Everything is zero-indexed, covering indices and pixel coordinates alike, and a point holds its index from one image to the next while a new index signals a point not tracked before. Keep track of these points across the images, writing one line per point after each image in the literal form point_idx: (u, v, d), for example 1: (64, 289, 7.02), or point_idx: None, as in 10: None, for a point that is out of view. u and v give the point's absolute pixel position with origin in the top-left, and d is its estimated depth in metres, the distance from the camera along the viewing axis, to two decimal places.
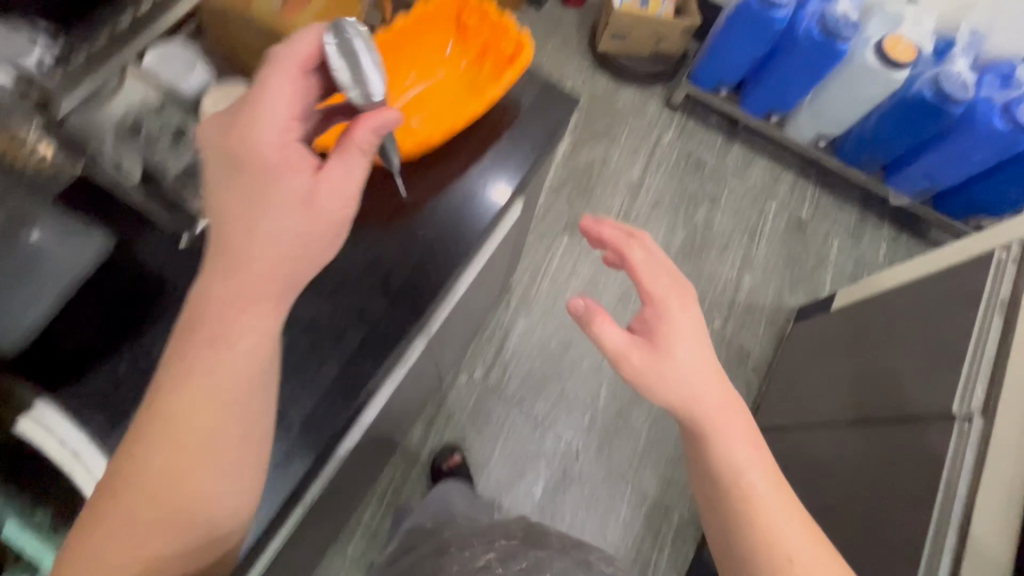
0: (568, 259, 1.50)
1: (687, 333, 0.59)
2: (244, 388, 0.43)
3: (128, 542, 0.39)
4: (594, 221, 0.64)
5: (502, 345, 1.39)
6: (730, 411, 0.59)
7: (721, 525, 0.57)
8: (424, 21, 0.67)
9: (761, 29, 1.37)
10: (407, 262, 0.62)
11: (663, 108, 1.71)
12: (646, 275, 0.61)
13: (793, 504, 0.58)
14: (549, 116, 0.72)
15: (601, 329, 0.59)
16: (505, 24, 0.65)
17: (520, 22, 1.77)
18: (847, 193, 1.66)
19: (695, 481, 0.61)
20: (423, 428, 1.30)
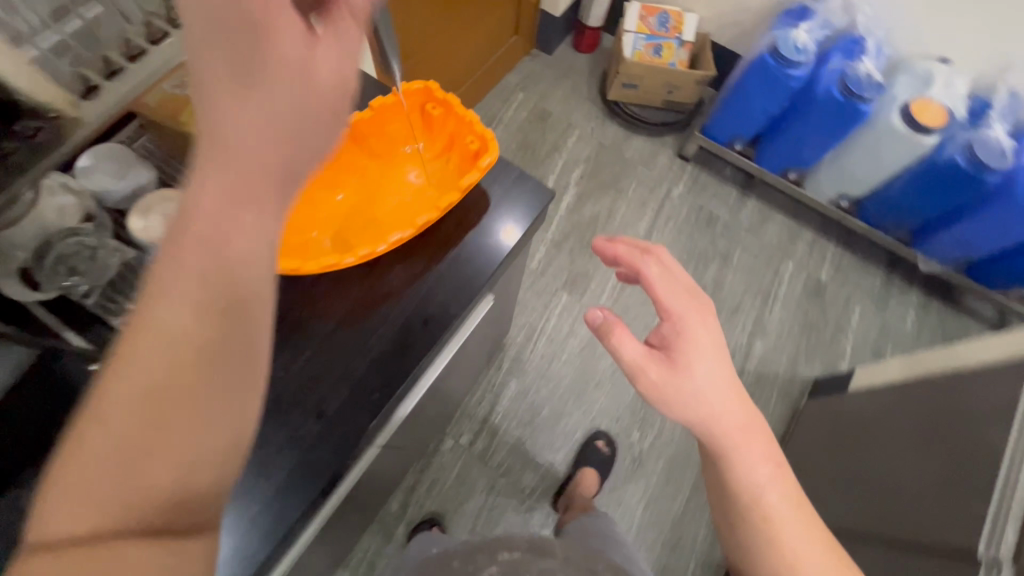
0: (567, 318, 1.43)
1: (706, 350, 0.59)
2: (248, 291, 0.28)
3: (91, 513, 0.25)
4: (606, 241, 0.65)
5: (492, 408, 1.33)
6: (756, 436, 0.58)
7: (746, 552, 0.57)
8: (386, 114, 0.60)
9: (778, 87, 1.29)
10: (347, 382, 0.57)
11: (675, 158, 1.64)
12: (660, 288, 0.61)
13: (819, 535, 0.58)
14: (517, 213, 0.66)
15: (618, 340, 0.59)
16: (470, 121, 0.60)
17: (530, 67, 1.73)
18: (872, 254, 1.55)
19: (717, 507, 0.60)
20: (403, 496, 1.24)
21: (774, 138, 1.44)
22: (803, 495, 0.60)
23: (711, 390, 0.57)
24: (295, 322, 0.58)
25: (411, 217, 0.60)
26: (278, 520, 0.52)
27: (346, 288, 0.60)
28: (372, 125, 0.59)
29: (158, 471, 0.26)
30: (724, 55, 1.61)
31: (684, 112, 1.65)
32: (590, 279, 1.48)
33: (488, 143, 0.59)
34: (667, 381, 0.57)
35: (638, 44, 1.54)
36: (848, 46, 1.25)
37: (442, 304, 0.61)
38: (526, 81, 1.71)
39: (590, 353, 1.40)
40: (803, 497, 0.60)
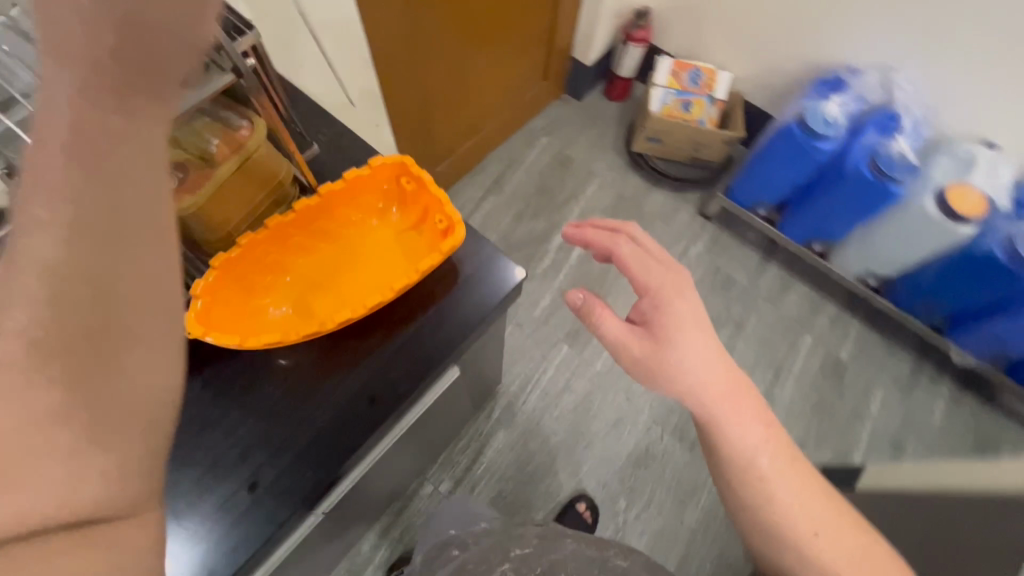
0: (564, 371, 1.39)
1: (685, 321, 0.61)
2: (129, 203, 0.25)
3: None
4: (579, 224, 0.69)
5: (476, 457, 1.30)
6: (741, 393, 0.61)
7: (743, 501, 0.62)
8: (358, 186, 0.60)
9: (804, 158, 1.24)
10: (286, 453, 0.57)
11: (696, 215, 1.60)
12: (634, 267, 0.65)
13: (808, 481, 0.62)
14: (483, 293, 0.65)
15: (601, 322, 0.64)
16: (441, 201, 0.60)
17: (558, 111, 1.73)
18: (900, 336, 1.45)
19: (712, 464, 0.65)
20: (376, 538, 1.22)
21: (799, 207, 1.38)
22: (791, 443, 0.63)
23: (692, 355, 0.60)
24: (242, 389, 0.58)
25: (374, 290, 0.59)
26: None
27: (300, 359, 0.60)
28: (343, 196, 0.59)
29: (54, 449, 0.22)
30: (756, 115, 1.56)
31: (710, 169, 1.61)
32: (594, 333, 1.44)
33: (456, 224, 0.59)
34: (649, 355, 0.61)
35: (667, 98, 1.51)
36: (883, 121, 1.19)
37: (395, 380, 0.61)
38: (552, 126, 1.71)
39: (585, 411, 1.35)
40: (791, 444, 0.63)
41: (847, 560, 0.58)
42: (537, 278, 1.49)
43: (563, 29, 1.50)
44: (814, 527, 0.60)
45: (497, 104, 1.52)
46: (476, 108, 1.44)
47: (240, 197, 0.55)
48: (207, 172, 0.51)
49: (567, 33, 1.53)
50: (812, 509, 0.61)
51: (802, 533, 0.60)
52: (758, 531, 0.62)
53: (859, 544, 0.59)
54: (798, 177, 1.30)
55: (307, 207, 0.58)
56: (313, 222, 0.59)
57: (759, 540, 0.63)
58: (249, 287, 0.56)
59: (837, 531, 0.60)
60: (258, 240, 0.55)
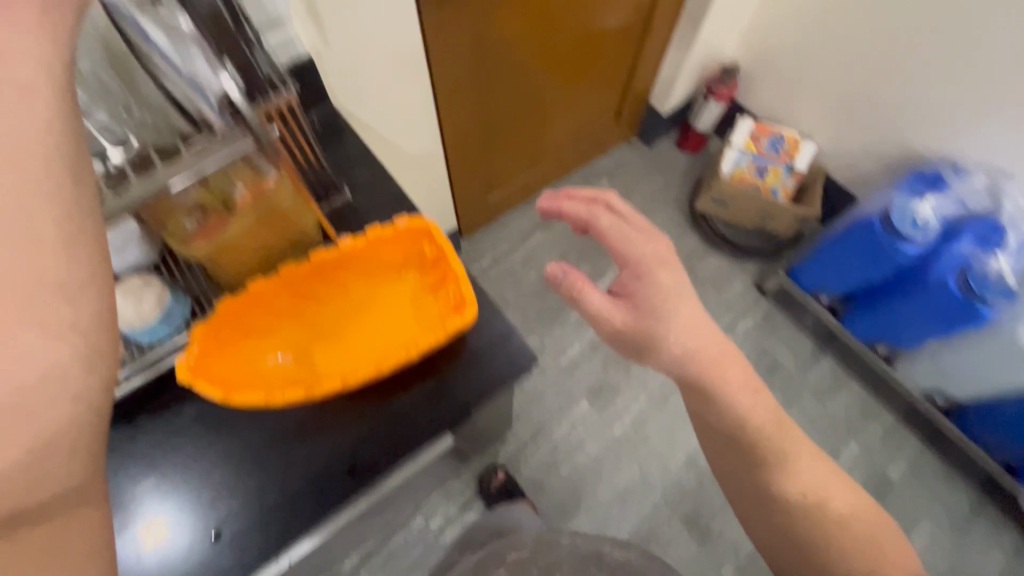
0: (579, 428, 1.32)
1: (671, 291, 0.58)
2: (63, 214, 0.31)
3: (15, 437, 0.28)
4: (554, 197, 0.63)
5: (473, 499, 1.25)
6: (726, 357, 0.60)
7: (736, 464, 0.61)
8: (380, 244, 0.58)
9: (883, 257, 1.11)
10: (255, 507, 0.55)
11: (752, 288, 1.49)
12: (615, 240, 0.61)
13: (794, 441, 0.62)
14: (489, 375, 0.61)
15: (584, 295, 0.59)
16: (457, 276, 0.56)
17: (623, 155, 1.67)
18: (963, 465, 1.29)
19: (700, 427, 0.63)
20: (357, 561, 1.19)
21: (867, 305, 1.25)
22: (775, 406, 0.62)
23: (678, 321, 0.58)
24: (231, 428, 0.58)
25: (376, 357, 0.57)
26: None
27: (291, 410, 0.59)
28: (362, 251, 0.57)
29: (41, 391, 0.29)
30: (838, 192, 1.44)
31: (776, 242, 1.50)
32: (617, 393, 1.36)
33: (468, 304, 0.55)
34: (634, 326, 0.58)
35: (742, 160, 1.42)
36: (984, 231, 1.04)
37: (378, 451, 0.58)
38: (615, 168, 1.66)
39: (593, 474, 1.28)
40: (778, 409, 0.63)
41: (837, 516, 0.59)
42: (570, 324, 1.43)
43: (643, 75, 1.44)
44: (804, 488, 0.59)
45: (562, 142, 1.48)
46: (538, 144, 1.41)
47: (260, 242, 0.55)
48: (228, 220, 0.51)
49: (647, 79, 1.48)
50: (801, 466, 0.60)
51: (794, 495, 0.59)
52: (751, 491, 0.61)
53: (842, 493, 0.61)
54: (872, 276, 1.17)
55: (324, 258, 0.55)
56: (329, 272, 0.58)
57: (751, 502, 0.62)
58: (246, 332, 0.55)
59: (824, 485, 0.61)
60: (268, 287, 0.53)
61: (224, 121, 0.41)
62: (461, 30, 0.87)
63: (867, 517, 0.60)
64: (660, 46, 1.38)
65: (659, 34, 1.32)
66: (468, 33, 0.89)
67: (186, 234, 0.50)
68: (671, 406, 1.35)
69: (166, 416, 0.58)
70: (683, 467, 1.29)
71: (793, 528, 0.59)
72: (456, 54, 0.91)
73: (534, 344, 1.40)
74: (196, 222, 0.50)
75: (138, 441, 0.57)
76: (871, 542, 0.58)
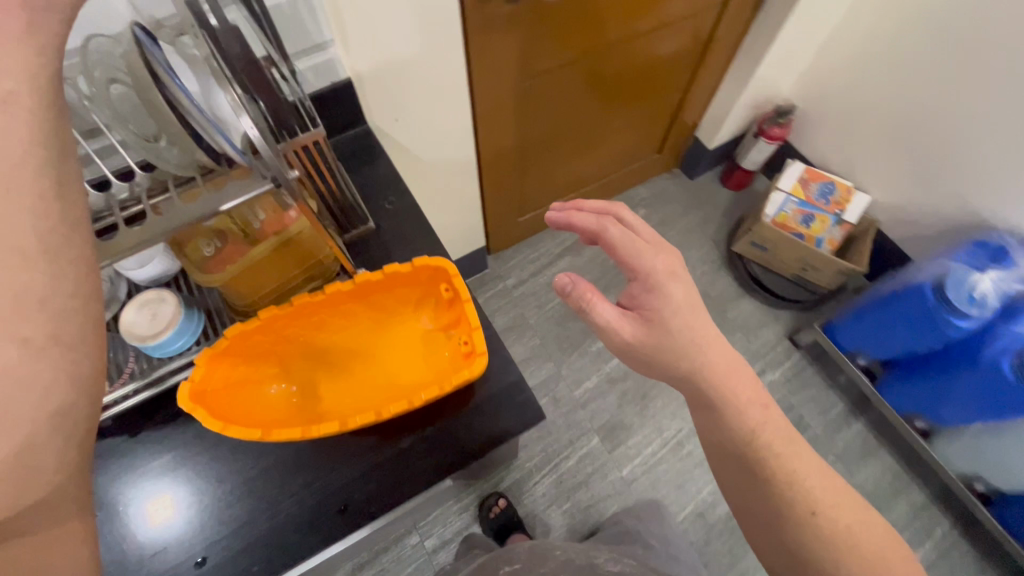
0: (586, 465, 1.28)
1: (680, 303, 0.57)
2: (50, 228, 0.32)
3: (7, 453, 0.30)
4: (563, 211, 0.62)
5: (470, 523, 1.23)
6: (735, 369, 0.59)
7: (742, 480, 0.60)
8: (398, 282, 0.57)
9: (930, 328, 1.04)
10: (242, 536, 0.55)
11: (785, 339, 1.43)
12: (625, 252, 0.59)
13: (804, 457, 0.59)
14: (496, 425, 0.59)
15: (592, 309, 0.58)
16: (471, 324, 0.55)
17: (664, 186, 1.63)
18: (999, 561, 1.19)
19: (708, 441, 0.62)
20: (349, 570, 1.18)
21: (907, 375, 1.17)
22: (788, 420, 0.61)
23: (688, 334, 0.57)
24: (230, 449, 0.58)
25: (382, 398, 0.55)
26: None
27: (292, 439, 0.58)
28: (379, 287, 0.56)
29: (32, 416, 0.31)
30: (889, 249, 1.36)
31: (816, 293, 1.43)
32: (630, 433, 1.32)
33: (478, 356, 0.53)
34: (643, 340, 0.58)
35: (787, 206, 1.35)
36: None
37: (372, 496, 0.56)
38: (653, 199, 1.61)
39: (596, 515, 1.24)
40: (791, 424, 0.61)
41: (848, 532, 0.56)
42: (589, 355, 1.39)
43: (692, 108, 1.40)
44: (814, 504, 0.56)
45: (600, 170, 1.45)
46: (578, 169, 1.38)
47: (274, 271, 0.54)
48: (244, 250, 0.50)
49: (696, 112, 1.43)
50: (810, 482, 0.58)
51: (800, 510, 0.56)
52: (758, 507, 0.59)
53: (857, 515, 0.57)
54: (916, 347, 1.10)
55: (340, 291, 0.54)
56: (343, 305, 0.57)
57: (757, 519, 0.59)
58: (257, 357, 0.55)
59: (835, 502, 0.57)
60: (279, 316, 0.52)
61: (247, 159, 0.40)
62: (508, 56, 0.85)
63: (882, 537, 0.56)
64: (712, 80, 1.33)
65: (713, 68, 1.27)
66: (515, 59, 0.87)
67: (200, 263, 0.49)
68: (684, 453, 1.30)
69: (165, 428, 0.58)
70: (690, 520, 1.24)
71: (799, 548, 0.56)
72: (500, 78, 0.88)
73: (550, 372, 1.37)
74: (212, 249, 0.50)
75: (138, 453, 0.57)
76: (883, 562, 0.54)
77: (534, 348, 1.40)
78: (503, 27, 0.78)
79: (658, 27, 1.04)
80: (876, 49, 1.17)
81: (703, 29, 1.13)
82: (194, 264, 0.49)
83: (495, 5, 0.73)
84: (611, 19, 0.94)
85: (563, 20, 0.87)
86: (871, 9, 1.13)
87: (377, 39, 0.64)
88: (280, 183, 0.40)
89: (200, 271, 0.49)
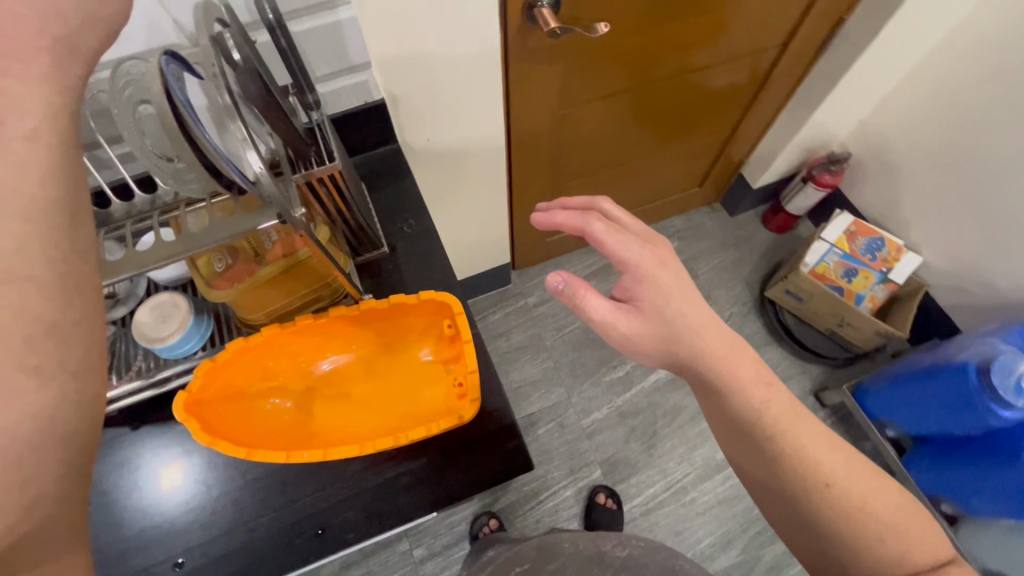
0: (583, 498, 1.25)
1: (671, 290, 0.57)
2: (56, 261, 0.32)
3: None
4: (544, 213, 0.59)
5: (461, 538, 1.20)
6: (733, 349, 0.58)
7: (753, 457, 0.59)
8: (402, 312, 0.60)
9: (969, 413, 0.96)
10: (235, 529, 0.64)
11: (809, 395, 1.36)
12: (613, 246, 0.57)
13: (812, 430, 0.58)
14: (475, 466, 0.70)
15: (584, 306, 0.57)
16: (468, 363, 0.57)
17: (702, 219, 1.58)
18: None
19: (717, 418, 0.62)
20: (335, 568, 1.17)
21: (937, 460, 1.08)
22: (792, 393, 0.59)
23: (683, 320, 0.57)
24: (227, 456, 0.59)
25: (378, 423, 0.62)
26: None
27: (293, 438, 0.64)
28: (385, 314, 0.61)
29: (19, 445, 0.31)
30: (936, 315, 1.28)
31: (849, 352, 1.36)
32: (633, 471, 1.28)
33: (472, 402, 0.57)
34: (639, 332, 0.58)
35: (829, 257, 1.28)
36: None
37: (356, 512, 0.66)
38: (688, 232, 1.57)
39: None
40: (796, 398, 0.59)
41: (861, 502, 0.55)
42: (602, 385, 1.36)
43: (739, 146, 1.34)
44: (827, 477, 0.56)
45: (635, 199, 1.41)
46: (615, 196, 1.35)
47: (283, 291, 0.56)
48: (252, 271, 0.52)
49: (744, 150, 1.37)
50: (819, 454, 0.57)
51: (814, 483, 0.56)
52: (768, 481, 0.59)
53: (871, 481, 0.57)
54: (951, 428, 1.02)
55: (349, 315, 0.59)
56: (352, 326, 0.62)
57: (766, 492, 0.60)
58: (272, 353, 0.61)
59: (847, 472, 0.57)
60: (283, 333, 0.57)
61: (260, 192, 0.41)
62: (549, 83, 0.84)
63: (896, 507, 0.56)
64: (764, 120, 1.27)
65: (765, 110, 1.22)
66: (556, 86, 0.85)
67: (211, 277, 0.51)
68: (687, 500, 1.25)
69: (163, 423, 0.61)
70: None
71: (812, 519, 0.56)
72: (539, 105, 0.87)
73: (559, 397, 1.35)
74: (222, 264, 0.51)
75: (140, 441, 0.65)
76: (894, 529, 0.55)
77: (547, 370, 1.38)
78: (544, 57, 0.77)
79: (712, 64, 1.00)
80: (948, 105, 1.10)
81: (760, 67, 1.07)
82: (207, 275, 0.51)
83: (537, 36, 0.72)
84: (663, 52, 0.91)
85: (611, 52, 0.85)
86: (948, 63, 1.06)
87: (414, 71, 0.63)
88: (284, 219, 0.43)
89: (208, 282, 0.51)
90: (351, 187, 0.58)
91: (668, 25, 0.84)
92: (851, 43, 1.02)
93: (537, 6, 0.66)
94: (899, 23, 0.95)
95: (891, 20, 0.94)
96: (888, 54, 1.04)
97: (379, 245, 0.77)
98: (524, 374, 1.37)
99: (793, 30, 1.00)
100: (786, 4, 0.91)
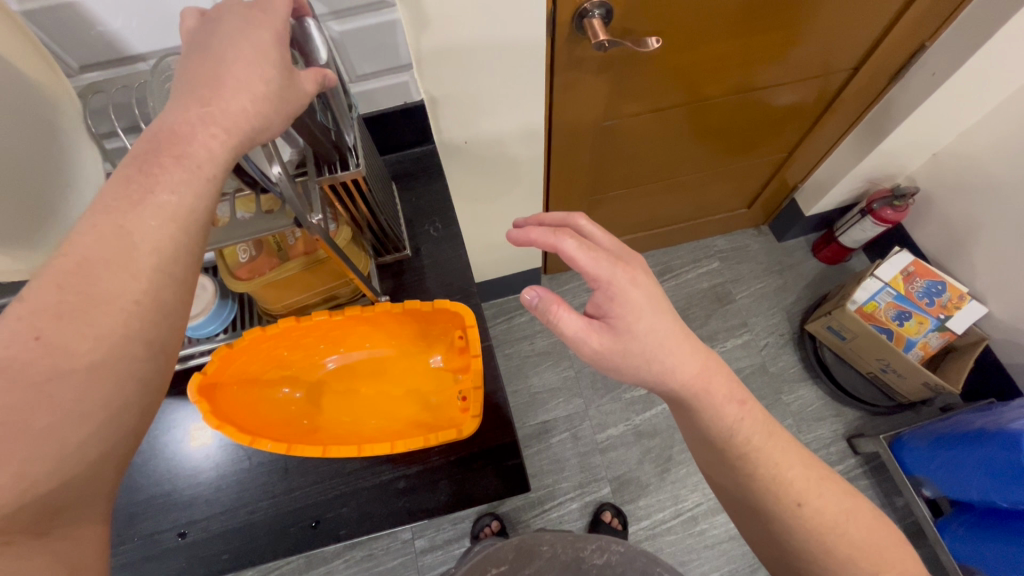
0: (588, 514, 1.23)
1: (644, 307, 0.52)
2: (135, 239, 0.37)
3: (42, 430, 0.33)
4: (516, 230, 0.55)
5: (463, 536, 1.21)
6: (715, 369, 0.54)
7: (729, 476, 0.56)
8: (416, 315, 0.79)
9: (1017, 485, 0.88)
10: (247, 486, 0.85)
11: (842, 439, 1.29)
12: (586, 263, 0.52)
13: (787, 449, 0.55)
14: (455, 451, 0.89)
15: (557, 322, 0.53)
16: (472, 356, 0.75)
17: (748, 242, 1.52)
18: None
19: (694, 438, 0.59)
20: (338, 549, 1.19)
21: (980, 530, 0.99)
22: (767, 411, 0.56)
23: (658, 338, 0.52)
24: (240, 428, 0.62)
25: (398, 425, 0.83)
26: (150, 524, 0.82)
27: (303, 422, 0.82)
28: (398, 317, 0.79)
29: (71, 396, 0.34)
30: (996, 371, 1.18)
31: (892, 400, 1.27)
32: (642, 492, 1.25)
33: (474, 417, 0.73)
34: (612, 350, 0.53)
35: (881, 296, 1.19)
36: None
37: (355, 487, 0.87)
38: (731, 253, 1.50)
39: None
40: (771, 416, 0.56)
41: (833, 523, 0.53)
42: (620, 402, 1.33)
43: (796, 169, 1.26)
44: (799, 496, 0.53)
45: (673, 216, 1.36)
46: (657, 211, 1.31)
47: (298, 282, 0.71)
48: (272, 263, 0.67)
49: (800, 173, 1.29)
50: (793, 472, 0.54)
51: (784, 503, 0.53)
52: (746, 502, 0.56)
53: (844, 506, 0.54)
54: (997, 500, 0.92)
55: (371, 316, 0.78)
56: (365, 324, 0.80)
57: (743, 511, 0.58)
58: (315, 339, 0.81)
59: (821, 491, 0.54)
60: (319, 323, 0.75)
61: (279, 193, 0.50)
62: (595, 95, 0.81)
63: (870, 527, 0.53)
64: (825, 145, 1.18)
65: (826, 136, 1.15)
66: (603, 98, 0.83)
67: (232, 264, 0.66)
68: (697, 531, 1.21)
69: None
70: None
71: (785, 544, 0.54)
72: (582, 114, 0.85)
73: (576, 407, 1.33)
74: (246, 257, 0.66)
75: (177, 410, 0.86)
76: (862, 553, 0.52)
77: (568, 379, 1.36)
78: (592, 68, 0.75)
79: (774, 84, 0.94)
80: None
81: (828, 88, 1.00)
82: (234, 269, 0.66)
83: (587, 46, 0.70)
84: (719, 70, 0.86)
85: (663, 67, 0.81)
86: None
87: (456, 71, 0.63)
88: (300, 223, 0.53)
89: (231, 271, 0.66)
90: (359, 202, 0.71)
91: (726, 43, 0.80)
92: (933, 71, 0.93)
93: (588, 15, 0.63)
94: (994, 52, 0.86)
95: (987, 47, 0.85)
96: (974, 90, 0.95)
97: (401, 249, 0.94)
98: (544, 380, 1.36)
99: (868, 52, 0.93)
100: (862, 24, 0.85)
